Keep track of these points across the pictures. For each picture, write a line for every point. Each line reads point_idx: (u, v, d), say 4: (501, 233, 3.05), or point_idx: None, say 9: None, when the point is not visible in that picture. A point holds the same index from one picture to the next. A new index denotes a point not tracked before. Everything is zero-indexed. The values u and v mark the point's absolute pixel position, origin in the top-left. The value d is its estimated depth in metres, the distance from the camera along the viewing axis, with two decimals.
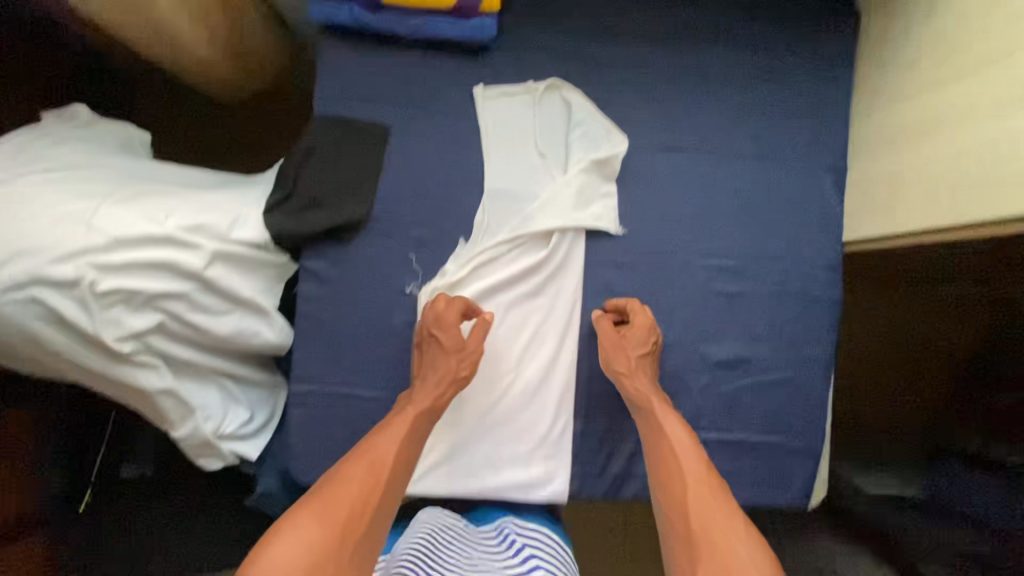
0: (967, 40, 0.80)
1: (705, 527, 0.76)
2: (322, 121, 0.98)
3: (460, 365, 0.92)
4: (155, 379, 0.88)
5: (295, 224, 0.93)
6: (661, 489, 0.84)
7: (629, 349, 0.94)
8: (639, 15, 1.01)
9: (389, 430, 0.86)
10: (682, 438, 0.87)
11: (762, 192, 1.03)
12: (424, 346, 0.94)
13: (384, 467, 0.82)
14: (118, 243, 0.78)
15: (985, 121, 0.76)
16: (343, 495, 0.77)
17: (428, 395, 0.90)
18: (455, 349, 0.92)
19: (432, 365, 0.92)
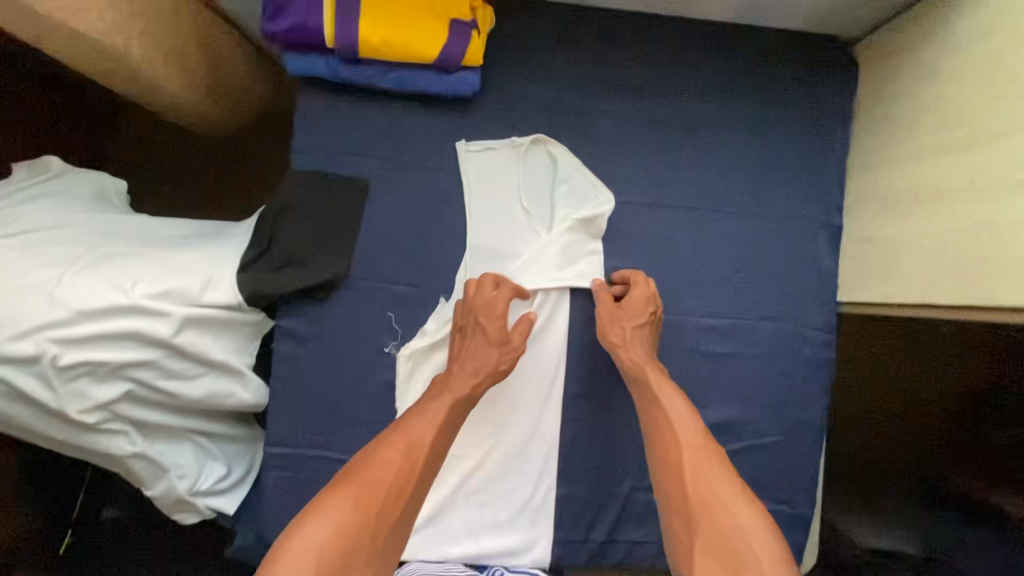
0: (972, 109, 0.76)
1: (710, 511, 0.71)
2: (299, 175, 0.95)
3: (504, 357, 0.89)
4: (126, 446, 0.86)
5: (269, 284, 0.90)
6: (661, 466, 0.78)
7: (628, 320, 0.90)
8: (628, 67, 0.99)
9: (427, 414, 0.83)
10: (684, 412, 0.81)
11: (754, 249, 0.99)
12: (470, 330, 0.91)
13: (418, 452, 0.78)
14: (80, 315, 0.76)
15: (991, 199, 0.72)
16: (377, 478, 0.74)
17: (466, 383, 0.87)
18: (499, 341, 0.89)
19: (474, 354, 0.89)
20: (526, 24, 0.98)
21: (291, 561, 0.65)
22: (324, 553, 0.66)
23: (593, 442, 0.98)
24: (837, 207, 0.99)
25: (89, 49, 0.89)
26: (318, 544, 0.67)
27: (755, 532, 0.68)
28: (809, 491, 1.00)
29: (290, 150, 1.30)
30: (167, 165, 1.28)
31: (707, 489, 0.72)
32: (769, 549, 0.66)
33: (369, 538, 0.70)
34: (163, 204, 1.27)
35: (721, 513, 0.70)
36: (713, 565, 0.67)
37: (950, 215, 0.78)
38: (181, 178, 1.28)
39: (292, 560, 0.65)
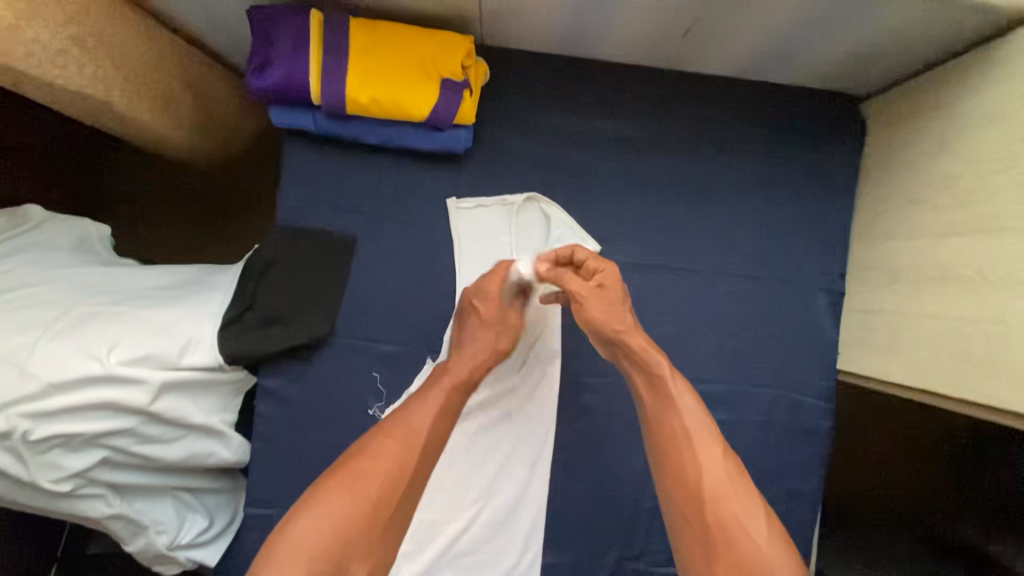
0: (985, 195, 0.73)
1: (718, 514, 0.70)
2: (285, 233, 0.93)
3: (501, 338, 0.86)
4: (103, 509, 0.84)
5: (253, 344, 0.87)
6: (662, 460, 0.75)
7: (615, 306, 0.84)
8: (625, 125, 0.96)
9: (422, 402, 0.79)
10: (690, 408, 0.76)
11: (752, 312, 0.96)
12: (466, 313, 0.88)
13: (413, 443, 0.75)
14: (52, 388, 0.74)
15: (1003, 294, 0.69)
16: (381, 469, 0.73)
17: (462, 366, 0.83)
18: (495, 322, 0.86)
19: (470, 337, 0.86)
20: (521, 80, 0.95)
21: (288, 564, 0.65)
22: (323, 552, 0.67)
23: (582, 508, 0.96)
24: (840, 272, 0.96)
25: (71, 99, 0.86)
26: (315, 542, 0.67)
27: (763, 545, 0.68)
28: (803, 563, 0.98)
29: (278, 185, 1.27)
30: (157, 206, 1.26)
31: (712, 489, 0.71)
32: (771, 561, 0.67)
33: (371, 531, 0.70)
34: (154, 246, 1.26)
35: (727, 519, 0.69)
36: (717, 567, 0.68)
37: (957, 302, 0.75)
38: (171, 217, 1.26)
39: (291, 561, 0.65)
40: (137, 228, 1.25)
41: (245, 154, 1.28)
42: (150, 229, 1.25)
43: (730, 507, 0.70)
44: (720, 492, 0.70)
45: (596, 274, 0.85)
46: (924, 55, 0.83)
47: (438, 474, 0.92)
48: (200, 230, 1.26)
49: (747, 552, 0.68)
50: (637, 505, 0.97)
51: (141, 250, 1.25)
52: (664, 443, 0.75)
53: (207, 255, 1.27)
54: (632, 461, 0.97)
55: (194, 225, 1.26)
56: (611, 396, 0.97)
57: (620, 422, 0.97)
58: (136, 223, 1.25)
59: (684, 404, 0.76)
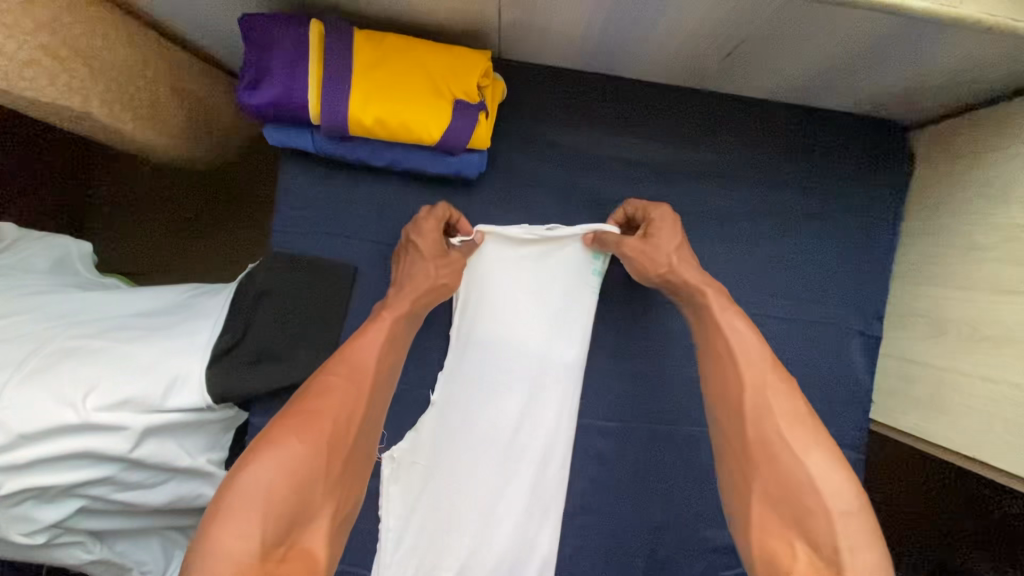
0: None
1: (774, 440, 0.61)
2: (280, 259, 0.86)
3: (441, 270, 0.80)
4: (82, 556, 0.79)
5: (243, 382, 0.80)
6: (717, 387, 0.68)
7: (672, 235, 0.77)
8: (653, 151, 0.89)
9: (370, 334, 0.72)
10: (737, 322, 0.70)
11: (781, 356, 0.90)
12: (404, 251, 0.82)
13: (364, 378, 0.68)
14: (22, 439, 0.68)
15: None
16: (323, 412, 0.63)
17: (404, 303, 0.77)
18: (437, 256, 0.80)
19: (413, 274, 0.79)
20: (540, 99, 0.88)
21: (234, 515, 0.54)
22: (276, 503, 0.56)
23: (592, 556, 0.90)
24: (875, 316, 0.90)
25: (43, 110, 0.78)
26: (265, 490, 0.56)
27: (817, 463, 0.59)
28: None
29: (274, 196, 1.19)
30: (149, 214, 1.18)
31: (764, 417, 0.63)
32: (836, 487, 0.58)
33: (328, 473, 0.61)
34: (143, 260, 1.19)
35: (778, 436, 0.61)
36: (774, 499, 0.60)
37: (1012, 366, 0.69)
38: (161, 229, 1.19)
39: (236, 508, 0.55)
40: (127, 239, 1.18)
41: (244, 161, 1.19)
42: (141, 240, 1.18)
43: (784, 426, 0.62)
44: (770, 408, 0.63)
45: (650, 210, 0.79)
46: (988, 87, 0.75)
47: (438, 520, 0.86)
48: (194, 242, 1.19)
49: (807, 480, 0.59)
50: (652, 556, 0.91)
51: (126, 266, 1.18)
52: (715, 363, 0.69)
53: (206, 269, 1.19)
54: (649, 510, 0.90)
55: (188, 237, 1.19)
56: (628, 442, 0.90)
57: (636, 472, 0.90)
58: (125, 233, 1.18)
59: (731, 318, 0.70)
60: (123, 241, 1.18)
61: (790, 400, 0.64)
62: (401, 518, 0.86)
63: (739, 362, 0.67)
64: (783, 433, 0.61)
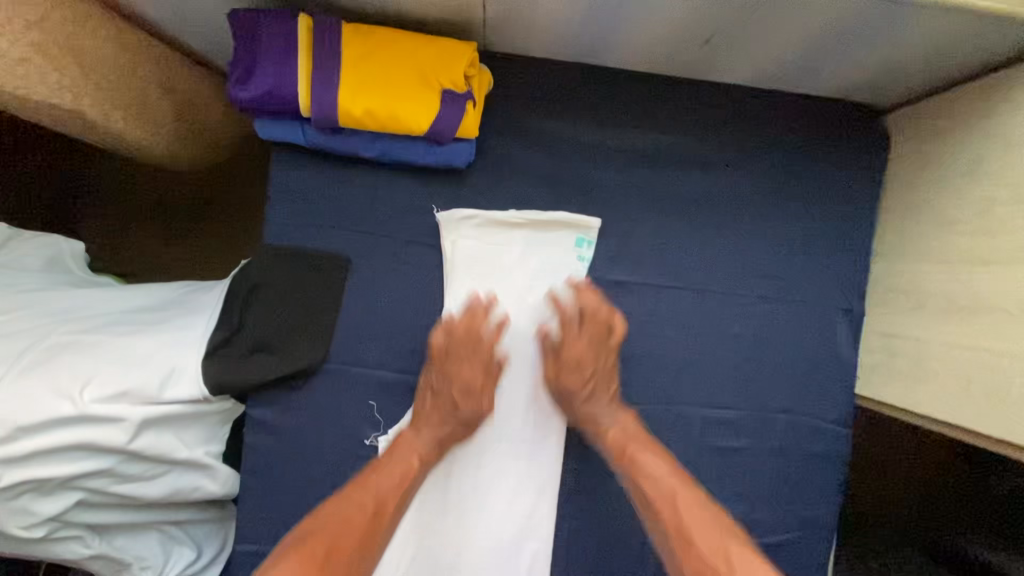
0: (1014, 223, 0.70)
1: (700, 563, 0.69)
2: (272, 252, 0.87)
3: (470, 432, 0.87)
4: (81, 550, 0.79)
5: (238, 374, 0.82)
6: (650, 519, 0.77)
7: (582, 374, 0.84)
8: (639, 137, 0.91)
9: (385, 472, 0.80)
10: (647, 458, 0.80)
11: (766, 335, 0.92)
12: (433, 390, 0.84)
13: (385, 504, 0.78)
14: (21, 430, 0.68)
15: None
16: (343, 534, 0.72)
17: (426, 444, 0.84)
18: (469, 421, 0.86)
19: (443, 434, 0.85)
20: (528, 88, 0.90)
21: None
22: None
23: (589, 538, 0.91)
24: (860, 293, 0.92)
25: (35, 107, 0.79)
26: None
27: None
28: None
29: (264, 193, 1.20)
30: (139, 214, 1.19)
31: (687, 538, 0.72)
32: None
33: None
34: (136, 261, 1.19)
35: (702, 556, 0.70)
36: None
37: (989, 333, 0.72)
38: (153, 227, 1.19)
39: None
40: (118, 239, 1.18)
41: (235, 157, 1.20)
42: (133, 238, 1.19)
43: (706, 549, 0.70)
44: (690, 536, 0.72)
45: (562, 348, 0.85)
46: (958, 67, 0.78)
47: (437, 502, 0.89)
48: (187, 238, 1.19)
49: None
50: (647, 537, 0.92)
51: (119, 266, 1.19)
52: (641, 498, 0.78)
53: (201, 263, 1.20)
54: None
55: (181, 233, 1.19)
56: None
57: None
58: (116, 233, 1.18)
59: (639, 457, 0.81)
60: (114, 240, 1.18)
61: (705, 522, 0.73)
62: None
63: (654, 499, 0.77)
64: (702, 552, 0.70)
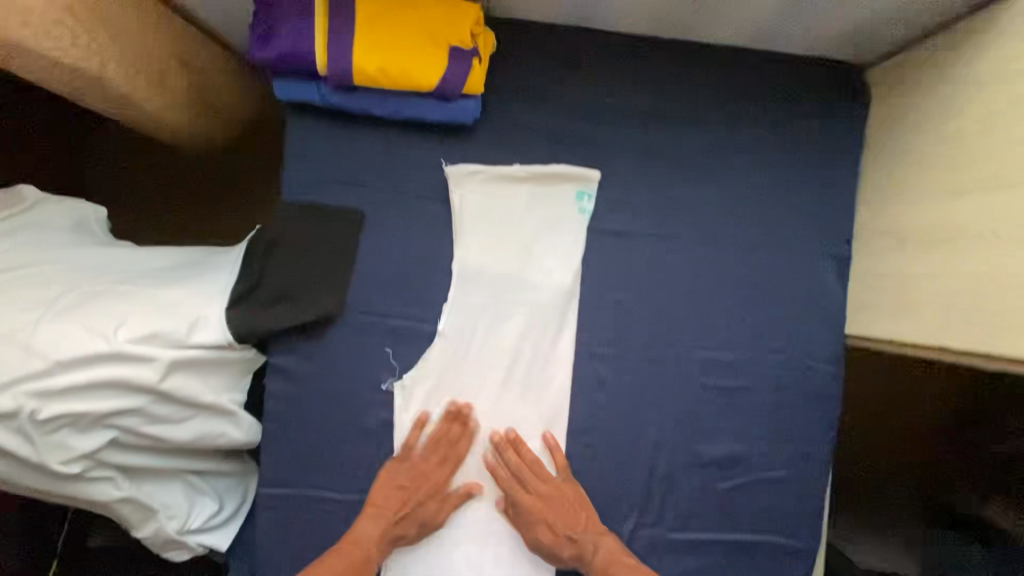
0: (985, 156, 0.77)
1: None
2: (289, 207, 0.91)
3: (420, 534, 0.90)
4: (111, 492, 0.82)
5: (262, 322, 0.86)
6: None
7: (546, 516, 0.91)
8: (635, 94, 0.96)
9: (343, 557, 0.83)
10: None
11: (759, 280, 0.97)
12: (403, 491, 0.90)
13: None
14: (62, 365, 0.72)
15: (1004, 246, 0.73)
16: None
17: (384, 536, 0.87)
18: (427, 521, 0.90)
19: (404, 533, 0.89)
20: (528, 50, 0.95)
21: None
22: None
23: (598, 474, 0.96)
24: (846, 238, 0.97)
25: (63, 75, 0.83)
26: None
27: None
28: (817, 522, 0.99)
29: (276, 165, 1.26)
30: (156, 187, 1.24)
31: None
32: None
33: None
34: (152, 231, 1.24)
35: None
36: None
37: (965, 260, 0.78)
38: (170, 200, 1.25)
39: None
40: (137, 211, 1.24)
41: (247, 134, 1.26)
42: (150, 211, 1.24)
43: None
44: None
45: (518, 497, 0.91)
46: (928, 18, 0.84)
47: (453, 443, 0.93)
48: (204, 209, 1.25)
49: None
50: (652, 474, 0.96)
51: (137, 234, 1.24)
52: None
53: (216, 234, 1.25)
54: (647, 429, 0.96)
55: (197, 205, 1.25)
56: (624, 368, 0.96)
57: (633, 394, 0.96)
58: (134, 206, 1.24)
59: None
60: (132, 212, 1.24)
61: None
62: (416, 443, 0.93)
63: None
64: None
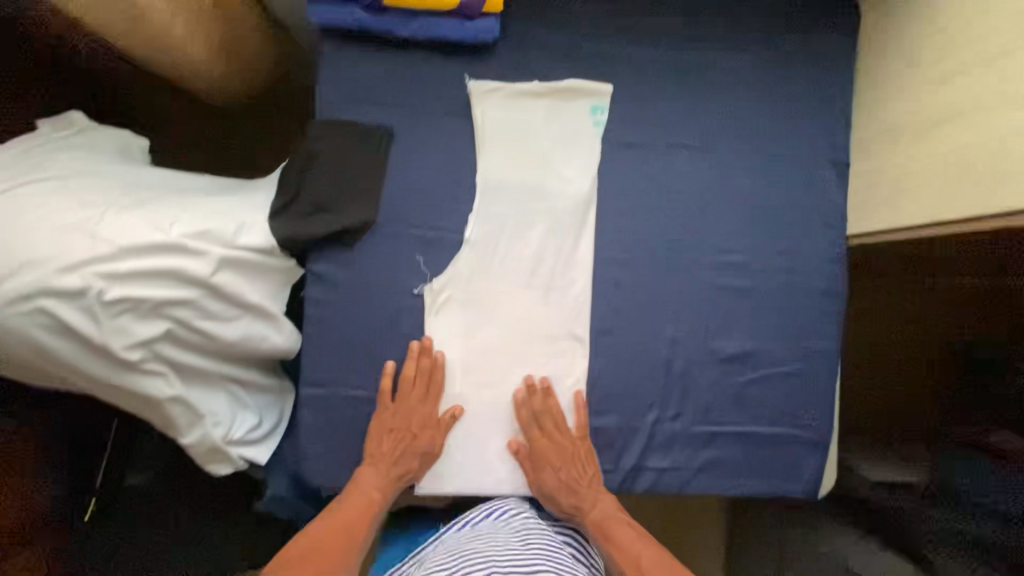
0: (963, 42, 0.84)
1: None
2: (323, 125, 0.97)
3: (424, 464, 0.96)
4: (164, 389, 0.87)
5: (303, 229, 0.93)
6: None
7: (576, 461, 0.97)
8: (641, 14, 1.02)
9: (361, 499, 0.92)
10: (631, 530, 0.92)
11: (767, 186, 1.02)
12: (393, 430, 0.94)
13: (363, 515, 0.91)
14: (125, 251, 0.78)
15: (983, 115, 0.80)
16: (345, 527, 0.89)
17: (391, 474, 0.94)
18: (425, 452, 0.95)
19: (403, 465, 0.94)
20: None
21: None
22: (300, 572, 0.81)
23: (619, 372, 1.01)
24: (845, 144, 1.03)
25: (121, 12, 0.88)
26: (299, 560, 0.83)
27: None
28: (828, 415, 1.04)
29: (291, 130, 1.38)
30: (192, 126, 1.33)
31: None
32: None
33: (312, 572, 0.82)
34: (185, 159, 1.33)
35: None
36: None
37: (952, 137, 0.85)
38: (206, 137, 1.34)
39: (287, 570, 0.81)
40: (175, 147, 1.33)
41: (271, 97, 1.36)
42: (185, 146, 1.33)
43: None
44: None
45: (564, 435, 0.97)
46: None
47: (485, 343, 0.99)
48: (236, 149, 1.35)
49: None
50: (668, 371, 1.01)
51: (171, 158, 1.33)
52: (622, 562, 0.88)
53: (245, 169, 1.35)
54: (664, 327, 1.01)
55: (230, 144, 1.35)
56: (640, 270, 1.01)
57: (650, 296, 1.01)
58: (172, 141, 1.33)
59: (619, 532, 0.91)
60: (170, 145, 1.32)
61: None
62: (448, 344, 0.99)
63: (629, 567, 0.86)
64: None
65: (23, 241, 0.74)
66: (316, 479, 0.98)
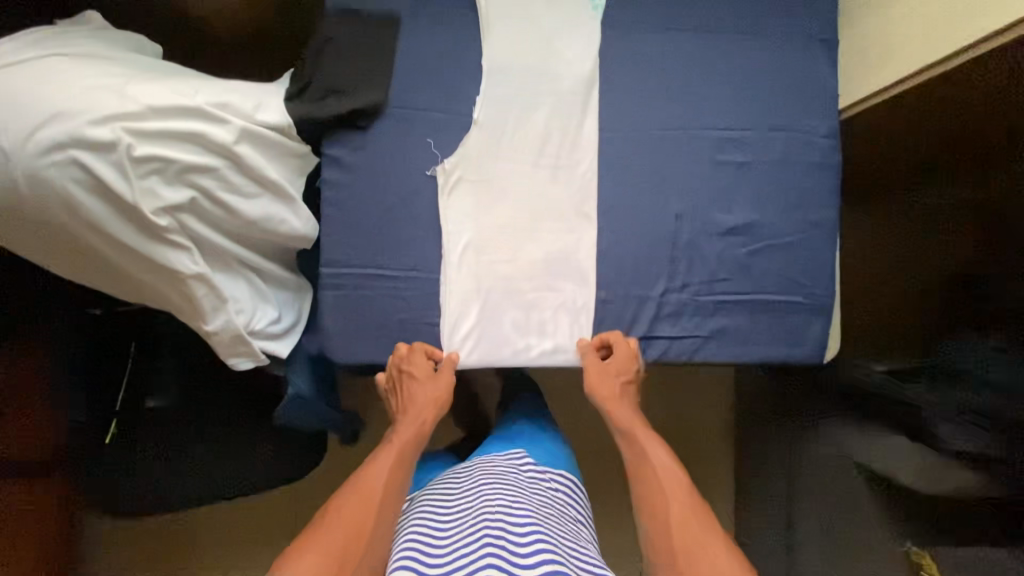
0: None
1: (686, 532, 0.83)
2: (335, 15, 1.01)
3: (438, 393, 1.01)
4: (189, 264, 0.88)
5: (320, 109, 0.96)
6: (642, 499, 0.90)
7: (619, 381, 1.01)
8: None
9: (382, 459, 0.93)
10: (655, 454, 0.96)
11: (760, 64, 1.07)
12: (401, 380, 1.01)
13: (390, 468, 0.91)
14: (152, 111, 0.82)
15: None
16: (373, 481, 0.88)
17: (413, 424, 1.00)
18: (428, 377, 1.00)
19: (415, 398, 1.01)
20: None
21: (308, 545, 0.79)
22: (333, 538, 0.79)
23: (627, 246, 1.04)
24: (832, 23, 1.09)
25: None
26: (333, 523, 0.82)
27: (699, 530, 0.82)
28: (830, 282, 1.08)
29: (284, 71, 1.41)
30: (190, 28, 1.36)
31: (677, 501, 0.87)
32: (716, 545, 0.80)
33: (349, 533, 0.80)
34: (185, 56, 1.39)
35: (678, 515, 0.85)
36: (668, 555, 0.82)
37: None
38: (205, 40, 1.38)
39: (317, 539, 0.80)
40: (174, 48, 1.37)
41: (268, 28, 1.38)
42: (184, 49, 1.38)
43: (679, 514, 0.85)
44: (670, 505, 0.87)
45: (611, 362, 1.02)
46: None
47: (499, 221, 1.03)
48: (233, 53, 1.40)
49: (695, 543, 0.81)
50: (674, 244, 1.05)
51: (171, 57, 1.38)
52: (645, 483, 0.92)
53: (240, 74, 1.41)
54: (669, 202, 1.05)
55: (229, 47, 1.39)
56: (643, 148, 1.05)
57: (654, 172, 1.05)
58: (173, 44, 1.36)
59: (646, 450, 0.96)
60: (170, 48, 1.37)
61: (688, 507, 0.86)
62: (461, 224, 1.02)
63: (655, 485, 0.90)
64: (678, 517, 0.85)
65: (53, 94, 0.77)
66: (341, 357, 1.01)
